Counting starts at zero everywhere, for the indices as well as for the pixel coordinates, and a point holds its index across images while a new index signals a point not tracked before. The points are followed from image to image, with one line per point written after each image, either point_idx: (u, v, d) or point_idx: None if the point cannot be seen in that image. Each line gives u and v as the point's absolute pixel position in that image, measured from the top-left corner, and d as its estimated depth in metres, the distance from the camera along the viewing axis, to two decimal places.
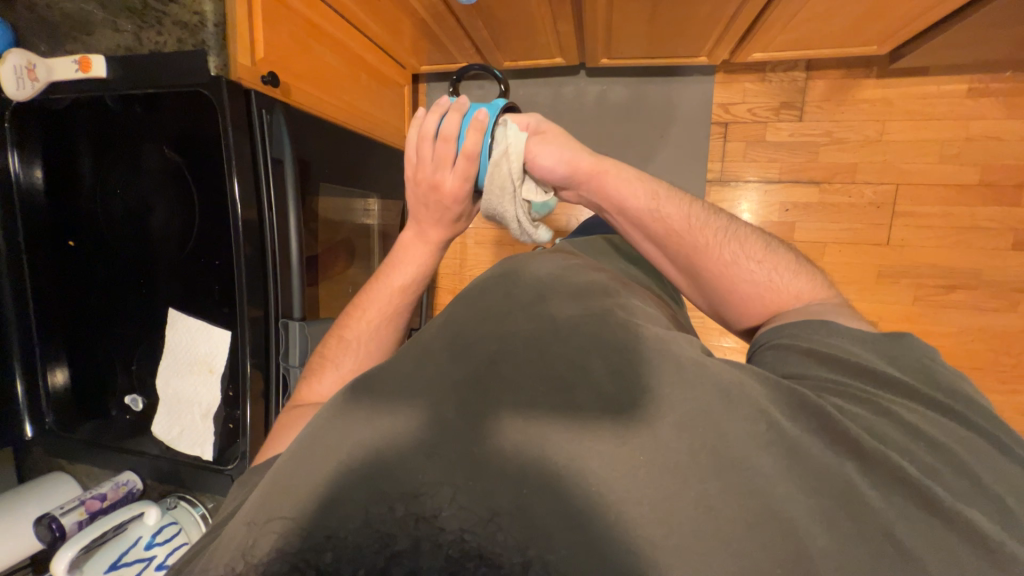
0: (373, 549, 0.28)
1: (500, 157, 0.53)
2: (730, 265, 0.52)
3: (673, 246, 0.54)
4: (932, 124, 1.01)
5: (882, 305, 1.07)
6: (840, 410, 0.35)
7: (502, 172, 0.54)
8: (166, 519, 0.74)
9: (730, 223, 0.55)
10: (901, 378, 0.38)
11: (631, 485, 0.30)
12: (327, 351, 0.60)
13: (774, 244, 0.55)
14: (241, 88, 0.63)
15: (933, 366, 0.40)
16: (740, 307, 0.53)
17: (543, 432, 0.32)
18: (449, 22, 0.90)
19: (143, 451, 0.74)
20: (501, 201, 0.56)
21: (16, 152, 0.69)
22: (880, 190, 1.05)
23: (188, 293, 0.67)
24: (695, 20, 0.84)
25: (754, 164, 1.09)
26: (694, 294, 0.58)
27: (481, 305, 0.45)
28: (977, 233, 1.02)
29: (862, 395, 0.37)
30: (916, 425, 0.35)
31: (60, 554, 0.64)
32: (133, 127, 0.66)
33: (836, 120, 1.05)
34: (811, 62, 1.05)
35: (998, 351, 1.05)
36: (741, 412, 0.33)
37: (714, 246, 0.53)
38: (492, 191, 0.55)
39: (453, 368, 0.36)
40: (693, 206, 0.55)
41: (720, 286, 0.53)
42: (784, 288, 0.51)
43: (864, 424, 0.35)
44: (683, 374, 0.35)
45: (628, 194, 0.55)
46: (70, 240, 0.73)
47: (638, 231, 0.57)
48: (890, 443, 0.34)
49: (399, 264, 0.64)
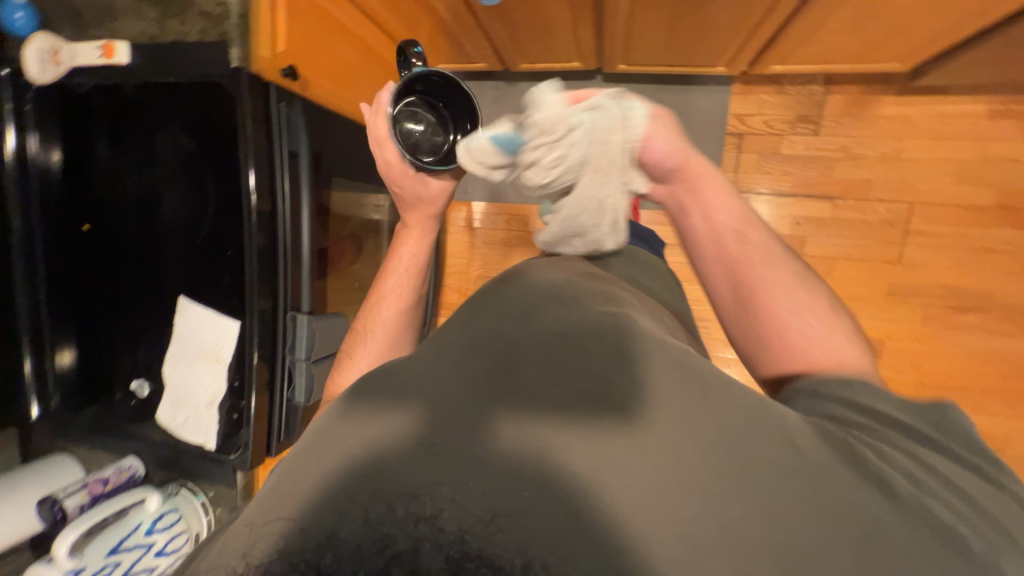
0: (373, 549, 0.27)
1: (627, 127, 0.47)
2: (788, 309, 0.52)
3: (739, 271, 0.54)
4: (949, 144, 1.01)
5: (890, 323, 1.06)
6: (880, 454, 0.34)
7: (621, 144, 0.48)
8: (167, 506, 0.73)
9: (804, 278, 0.54)
10: (940, 436, 0.36)
11: (632, 494, 0.30)
12: (348, 346, 0.63)
13: (843, 317, 0.52)
14: (261, 80, 0.63)
15: (975, 430, 0.36)
16: (778, 353, 0.51)
17: (540, 430, 0.33)
18: (469, 22, 0.90)
19: (146, 437, 0.74)
20: (613, 182, 0.50)
21: (36, 133, 0.70)
22: (894, 208, 1.04)
23: (197, 281, 0.68)
24: (716, 31, 0.83)
25: (767, 176, 1.09)
26: (731, 329, 0.56)
27: (487, 315, 0.46)
28: (991, 256, 1.01)
29: (902, 447, 0.35)
30: (958, 483, 0.33)
31: (62, 536, 0.63)
32: (150, 114, 0.69)
33: (853, 135, 1.05)
34: (830, 77, 1.04)
35: (1008, 377, 1.03)
36: (734, 422, 0.34)
37: (779, 286, 0.53)
38: (607, 168, 0.49)
39: (460, 373, 0.37)
40: (772, 249, 0.55)
41: (765, 326, 0.52)
42: (835, 355, 0.48)
43: (901, 473, 0.33)
44: (676, 380, 0.36)
45: (719, 207, 0.56)
46: (84, 224, 0.74)
47: (704, 251, 0.57)
48: (928, 492, 0.32)
49: (399, 257, 0.69)
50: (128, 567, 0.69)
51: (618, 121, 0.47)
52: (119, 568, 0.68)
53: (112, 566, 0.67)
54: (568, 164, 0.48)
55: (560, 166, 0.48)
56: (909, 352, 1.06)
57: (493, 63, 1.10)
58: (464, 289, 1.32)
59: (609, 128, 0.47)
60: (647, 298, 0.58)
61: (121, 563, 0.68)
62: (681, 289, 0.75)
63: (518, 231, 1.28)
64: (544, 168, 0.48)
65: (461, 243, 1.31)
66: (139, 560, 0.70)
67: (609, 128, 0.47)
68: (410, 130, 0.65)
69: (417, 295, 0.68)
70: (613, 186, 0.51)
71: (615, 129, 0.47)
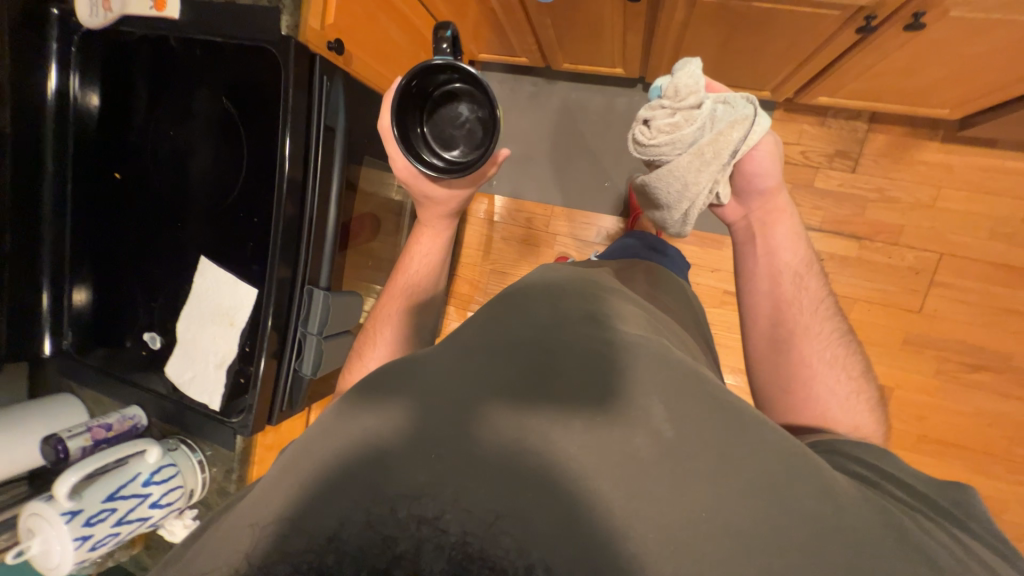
0: (374, 550, 0.28)
1: (744, 127, 0.58)
2: (820, 362, 0.61)
3: (785, 314, 0.64)
4: (987, 198, 0.99)
5: (902, 372, 1.05)
6: (920, 526, 0.37)
7: (735, 143, 0.59)
8: (166, 460, 0.75)
9: (840, 338, 0.63)
10: (960, 517, 0.40)
11: (632, 521, 0.32)
12: (362, 343, 0.66)
13: (867, 385, 0.60)
14: (308, 51, 0.63)
15: (995, 525, 0.40)
16: (800, 401, 0.60)
17: (544, 429, 0.35)
18: (518, 16, 0.89)
19: (152, 388, 0.75)
20: (711, 172, 0.60)
21: (78, 74, 0.71)
22: (922, 257, 1.02)
23: (220, 243, 0.68)
24: (768, 55, 0.82)
25: (797, 208, 1.07)
26: (760, 362, 0.66)
27: (491, 330, 0.46)
28: (1014, 317, 1.00)
29: (933, 521, 0.39)
30: (990, 563, 0.35)
31: (63, 477, 0.64)
32: (191, 69, 0.67)
33: (890, 177, 1.03)
34: (876, 114, 1.02)
35: (1015, 442, 1.01)
36: (728, 451, 0.36)
37: (816, 338, 0.62)
38: (711, 158, 0.59)
39: (479, 379, 0.39)
40: (819, 304, 0.64)
41: (793, 368, 0.62)
42: (850, 416, 0.57)
43: (943, 549, 0.35)
44: (673, 404, 0.39)
45: (785, 250, 0.66)
46: (115, 171, 0.73)
47: (758, 286, 0.67)
48: (968, 567, 0.34)
49: (413, 256, 0.70)
50: (123, 515, 0.70)
51: (739, 117, 0.58)
52: (115, 515, 0.69)
53: (108, 512, 0.68)
54: (680, 140, 0.58)
55: (673, 139, 0.58)
56: (917, 403, 1.05)
57: (535, 59, 1.09)
58: (475, 282, 1.32)
59: (727, 122, 0.58)
60: (673, 324, 0.58)
61: (116, 511, 0.69)
62: (699, 312, 0.75)
63: (537, 231, 1.27)
64: (658, 135, 0.59)
65: (479, 235, 1.31)
66: (133, 509, 0.71)
67: (725, 121, 0.58)
68: (451, 116, 0.59)
69: (431, 287, 0.70)
70: (708, 176, 0.61)
71: (734, 124, 0.58)
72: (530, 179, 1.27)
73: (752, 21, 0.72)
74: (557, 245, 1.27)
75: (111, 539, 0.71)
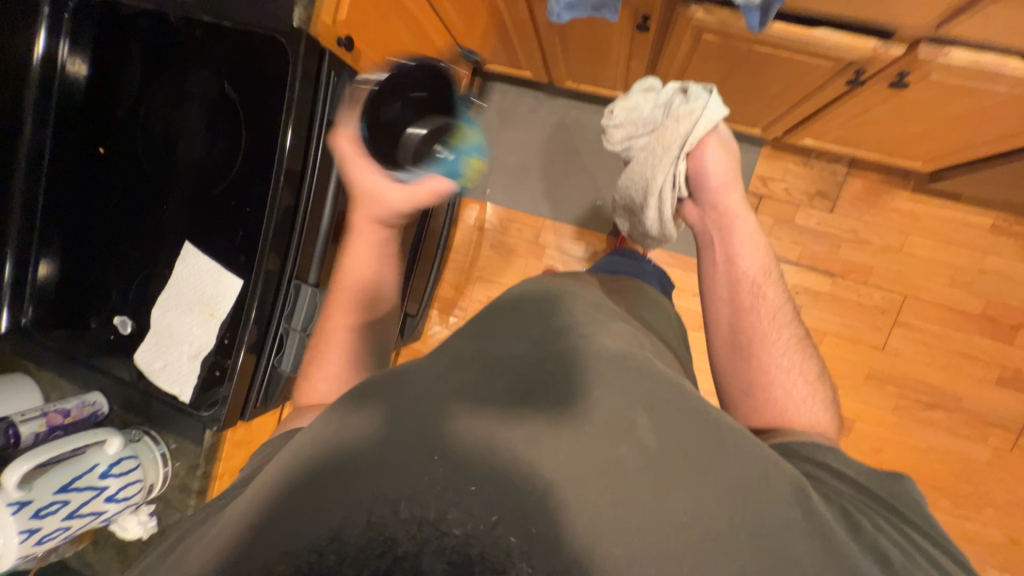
0: (374, 551, 0.26)
1: (687, 113, 0.63)
2: (779, 367, 0.62)
3: (744, 320, 0.64)
4: (950, 247, 1.06)
5: (864, 405, 1.10)
6: (874, 524, 0.39)
7: (680, 128, 0.63)
8: (127, 451, 0.71)
9: (801, 343, 0.64)
10: (907, 512, 0.43)
11: (612, 543, 0.32)
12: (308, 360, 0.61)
13: (823, 388, 0.62)
14: (318, 46, 0.62)
15: (926, 512, 0.44)
16: (759, 404, 0.61)
17: (530, 439, 0.36)
18: (527, 31, 0.91)
19: (117, 374, 0.72)
20: (658, 156, 0.66)
21: (68, 39, 0.67)
22: (889, 297, 1.08)
23: (207, 230, 0.65)
24: (767, 93, 0.84)
25: (777, 242, 1.12)
26: (723, 367, 0.66)
27: (464, 350, 0.47)
28: (966, 360, 1.07)
29: (884, 518, 0.41)
30: (936, 558, 0.38)
31: (13, 466, 0.61)
32: (188, 48, 0.65)
33: (864, 221, 1.09)
34: (854, 160, 1.08)
35: (961, 479, 1.08)
36: (706, 460, 0.37)
37: (776, 343, 0.63)
38: (656, 141, 0.66)
39: (454, 389, 0.41)
40: (778, 311, 0.64)
41: (754, 373, 0.62)
42: (805, 415, 0.58)
43: (896, 547, 0.37)
44: (657, 416, 0.39)
45: (743, 258, 0.66)
46: (99, 146, 0.70)
47: (721, 293, 0.67)
48: (916, 563, 0.36)
49: (346, 266, 0.62)
50: (75, 508, 0.66)
51: (689, 111, 0.63)
52: (65, 508, 0.65)
53: (59, 505, 0.65)
54: (638, 117, 0.68)
55: (630, 117, 0.69)
56: (875, 436, 1.10)
57: (539, 75, 1.13)
58: (460, 287, 1.31)
59: (674, 109, 0.65)
60: (659, 342, 0.58)
61: (68, 503, 0.66)
62: (681, 328, 0.77)
63: (527, 242, 1.29)
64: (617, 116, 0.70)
65: (468, 241, 1.31)
66: (87, 503, 0.67)
67: (675, 108, 0.65)
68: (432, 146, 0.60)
69: (388, 277, 0.63)
70: (655, 159, 0.67)
71: (678, 110, 0.64)
72: (523, 191, 1.28)
73: (750, 64, 0.76)
74: (545, 258, 1.28)
75: (60, 533, 0.67)
